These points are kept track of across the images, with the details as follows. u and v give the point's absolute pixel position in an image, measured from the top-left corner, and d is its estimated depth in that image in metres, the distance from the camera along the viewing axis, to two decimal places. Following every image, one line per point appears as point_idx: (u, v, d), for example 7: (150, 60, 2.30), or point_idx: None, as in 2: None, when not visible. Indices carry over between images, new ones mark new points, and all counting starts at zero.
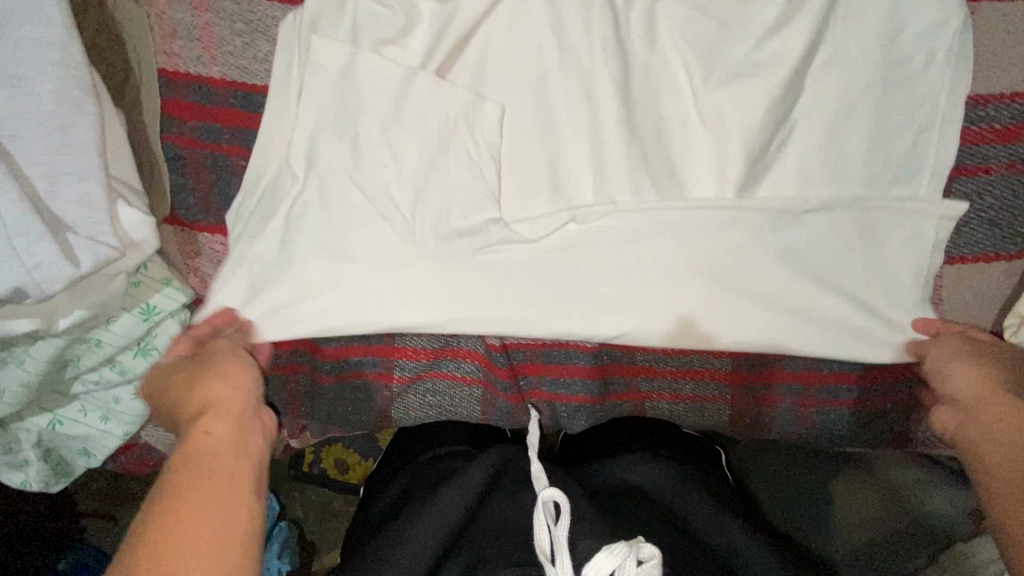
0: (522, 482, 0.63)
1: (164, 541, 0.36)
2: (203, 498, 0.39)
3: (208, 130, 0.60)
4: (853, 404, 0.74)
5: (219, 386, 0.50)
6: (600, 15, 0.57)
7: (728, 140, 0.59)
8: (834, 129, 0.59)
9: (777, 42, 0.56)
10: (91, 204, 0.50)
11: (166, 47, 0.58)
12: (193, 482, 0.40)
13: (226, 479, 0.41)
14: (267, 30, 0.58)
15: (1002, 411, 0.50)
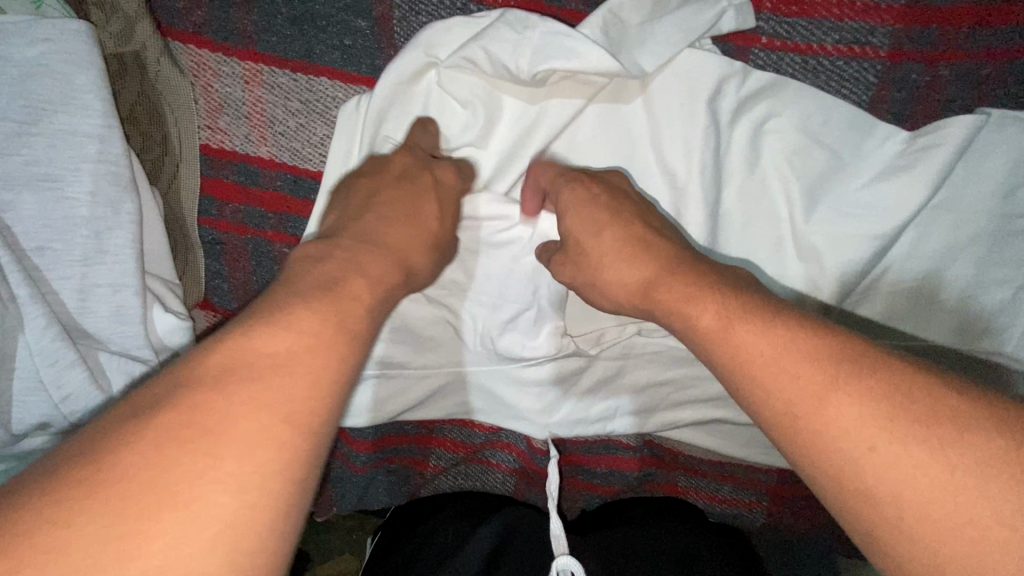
0: (535, 547, 0.58)
1: (157, 490, 0.25)
2: (256, 411, 0.28)
3: (252, 214, 0.54)
4: None
5: (416, 256, 0.44)
6: (699, 125, 0.51)
7: (822, 277, 0.54)
8: (932, 274, 0.54)
9: (894, 183, 0.50)
10: (125, 317, 0.44)
11: (210, 122, 0.52)
12: (254, 376, 0.29)
13: (294, 394, 0.29)
14: (326, 113, 0.51)
15: (776, 336, 0.34)
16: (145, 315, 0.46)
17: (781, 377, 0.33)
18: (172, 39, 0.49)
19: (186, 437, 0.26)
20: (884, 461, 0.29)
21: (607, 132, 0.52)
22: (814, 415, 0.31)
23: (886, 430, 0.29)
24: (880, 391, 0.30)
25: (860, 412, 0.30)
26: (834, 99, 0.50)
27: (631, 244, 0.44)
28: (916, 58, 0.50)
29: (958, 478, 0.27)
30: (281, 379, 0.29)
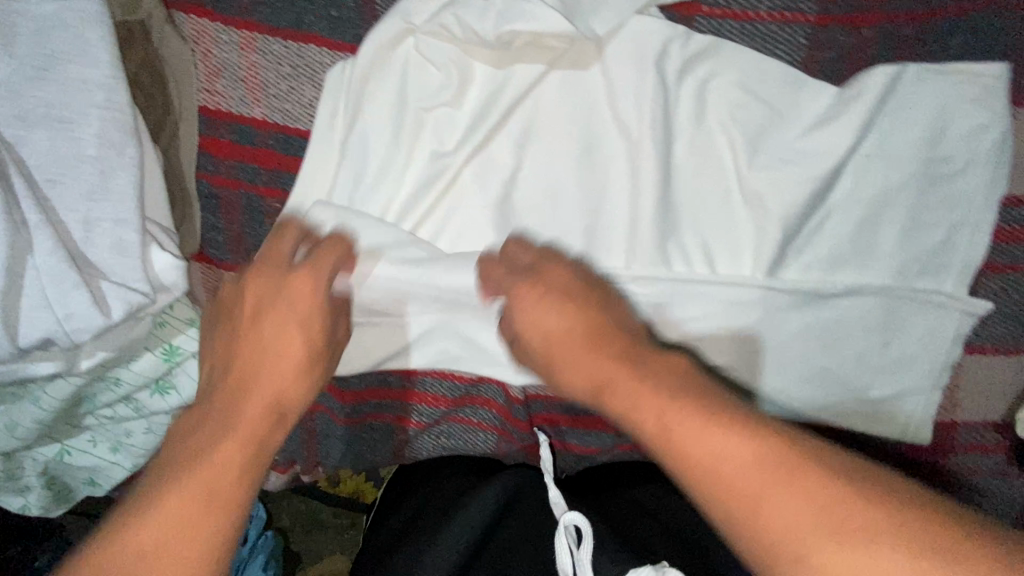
0: (534, 496, 0.65)
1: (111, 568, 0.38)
2: (178, 510, 0.40)
3: (245, 170, 0.59)
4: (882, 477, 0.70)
5: (294, 387, 0.51)
6: (651, 84, 0.57)
7: (769, 222, 0.59)
8: (871, 218, 0.59)
9: (825, 133, 0.56)
10: (125, 250, 0.48)
11: (209, 85, 0.57)
12: (178, 502, 0.40)
13: (227, 481, 0.42)
14: (314, 76, 0.57)
15: (700, 422, 0.41)
16: (143, 251, 0.50)
17: (721, 451, 0.39)
18: (176, 12, 0.55)
19: (132, 558, 0.38)
20: (789, 526, 0.35)
21: (569, 93, 0.58)
22: (757, 514, 0.37)
23: (815, 521, 0.35)
24: (811, 500, 0.36)
25: (793, 519, 0.35)
26: (771, 56, 0.56)
27: (575, 312, 0.53)
28: (843, 21, 0.55)
29: (830, 513, 0.35)
30: (194, 499, 0.41)
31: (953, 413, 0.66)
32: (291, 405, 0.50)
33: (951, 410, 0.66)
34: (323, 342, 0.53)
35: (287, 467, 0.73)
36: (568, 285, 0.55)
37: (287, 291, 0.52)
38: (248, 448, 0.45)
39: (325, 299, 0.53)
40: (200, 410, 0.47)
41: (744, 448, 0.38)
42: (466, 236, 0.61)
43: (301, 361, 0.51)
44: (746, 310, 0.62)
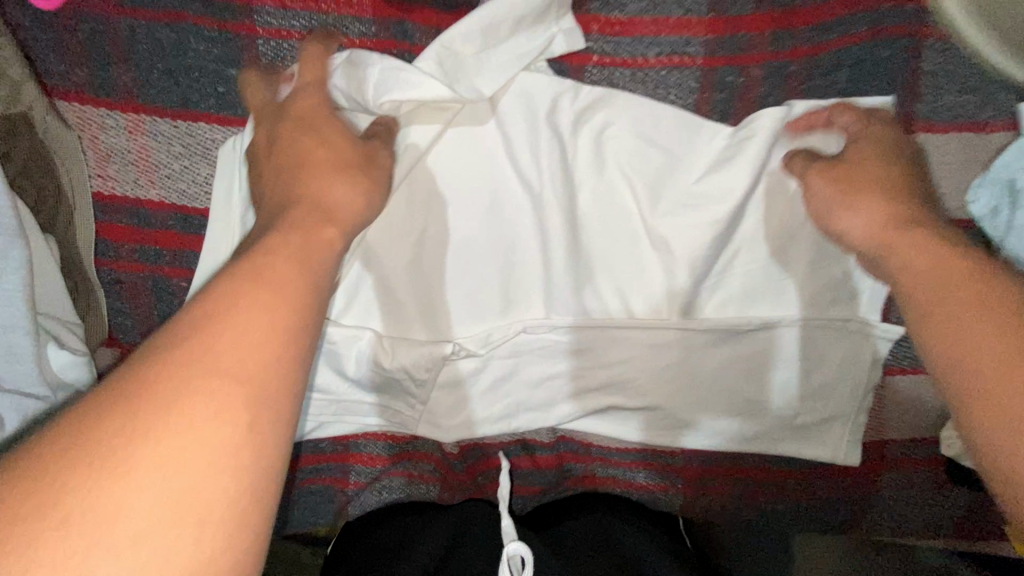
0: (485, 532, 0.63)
1: (105, 467, 0.28)
2: (217, 387, 0.31)
3: (148, 253, 0.58)
4: (813, 493, 0.74)
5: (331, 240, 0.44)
6: (549, 137, 0.57)
7: (676, 265, 0.59)
8: (778, 253, 0.60)
9: (724, 175, 0.56)
10: (18, 356, 0.48)
11: (100, 170, 0.56)
12: (204, 350, 0.32)
13: (230, 395, 0.31)
14: (206, 154, 0.56)
15: (942, 255, 0.45)
16: (39, 353, 0.50)
17: (949, 308, 0.42)
18: (63, 99, 0.55)
19: (150, 430, 0.29)
20: (973, 344, 0.39)
21: (469, 153, 0.58)
22: (977, 339, 0.39)
23: (1008, 358, 0.38)
24: (999, 331, 0.39)
25: (981, 349, 0.39)
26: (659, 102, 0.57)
27: (889, 203, 0.50)
28: (729, 62, 0.56)
29: None
30: (223, 376, 0.32)
31: (880, 432, 0.67)
32: (338, 207, 0.46)
33: (876, 430, 0.68)
34: (364, 163, 0.50)
35: None
36: (873, 154, 0.53)
37: (294, 117, 0.50)
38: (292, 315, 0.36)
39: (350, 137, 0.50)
40: (237, 290, 0.35)
41: (965, 288, 0.42)
42: (383, 300, 0.60)
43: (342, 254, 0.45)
44: (667, 351, 0.62)
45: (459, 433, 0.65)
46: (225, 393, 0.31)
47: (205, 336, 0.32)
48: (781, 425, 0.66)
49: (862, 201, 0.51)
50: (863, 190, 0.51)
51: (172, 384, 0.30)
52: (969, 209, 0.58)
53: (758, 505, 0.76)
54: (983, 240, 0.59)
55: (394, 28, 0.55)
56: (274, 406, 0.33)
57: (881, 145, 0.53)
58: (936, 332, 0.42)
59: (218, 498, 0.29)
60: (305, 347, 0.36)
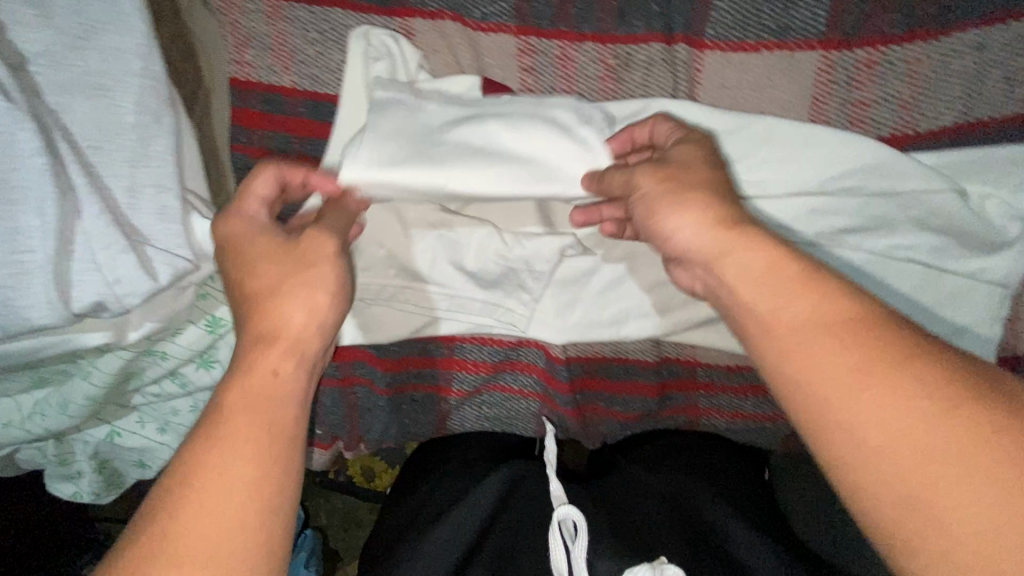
0: (538, 492, 0.60)
1: (192, 513, 0.35)
2: (255, 444, 0.38)
3: (278, 140, 0.58)
4: None
5: (292, 301, 0.44)
6: (690, 18, 0.56)
7: (811, 149, 0.56)
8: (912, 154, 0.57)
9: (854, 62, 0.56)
10: (169, 216, 0.49)
11: (238, 56, 0.56)
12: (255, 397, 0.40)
13: (264, 422, 0.39)
14: (340, 40, 0.56)
15: (750, 264, 0.41)
16: (185, 217, 0.50)
17: (818, 379, 0.36)
18: None
19: (210, 480, 0.36)
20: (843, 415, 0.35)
21: (598, 48, 0.57)
22: (861, 456, 0.35)
23: (913, 446, 0.33)
24: (966, 473, 0.32)
25: (878, 428, 0.34)
26: (773, 54, 0.56)
27: (712, 220, 0.43)
28: None
29: (927, 454, 0.33)
30: (238, 448, 0.38)
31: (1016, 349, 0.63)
32: (303, 335, 0.44)
33: (1014, 344, 0.63)
34: (298, 266, 0.45)
35: (329, 444, 0.70)
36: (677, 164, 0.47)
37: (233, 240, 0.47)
38: (316, 313, 0.44)
39: (284, 243, 0.46)
40: (246, 401, 0.39)
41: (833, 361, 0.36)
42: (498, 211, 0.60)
43: (308, 294, 0.44)
44: None
45: (572, 338, 0.65)
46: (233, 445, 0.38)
47: (216, 448, 0.37)
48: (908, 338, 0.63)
49: (688, 205, 0.44)
50: (684, 190, 0.45)
51: (236, 435, 0.38)
52: None
53: None
54: None
55: None
56: (291, 451, 0.39)
57: (672, 174, 0.47)
58: (785, 388, 0.38)
59: (234, 546, 0.35)
60: (303, 403, 0.42)
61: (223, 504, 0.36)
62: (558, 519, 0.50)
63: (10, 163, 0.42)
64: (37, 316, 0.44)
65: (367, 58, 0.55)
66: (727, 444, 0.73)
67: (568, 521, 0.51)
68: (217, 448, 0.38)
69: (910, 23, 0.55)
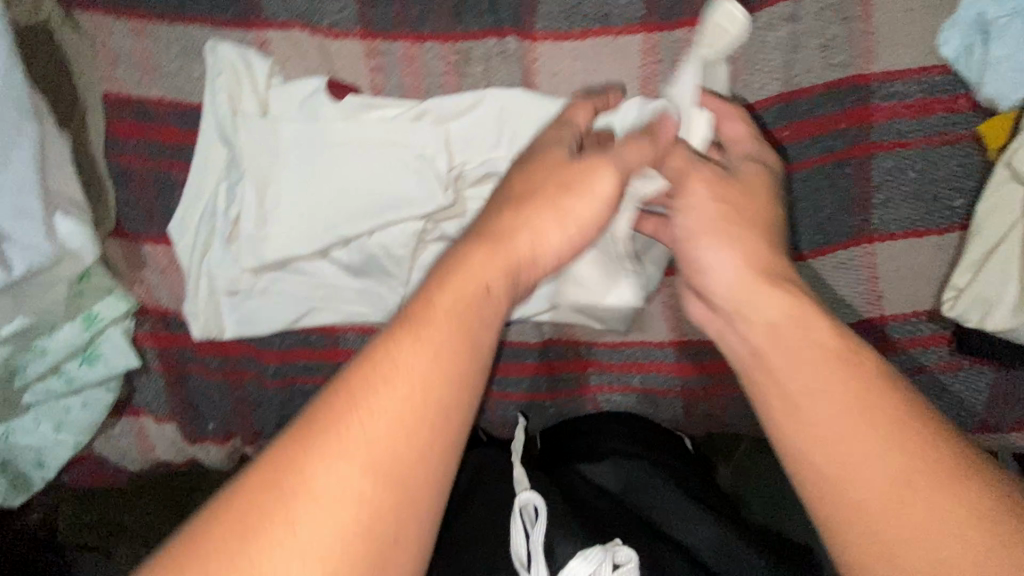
0: (497, 480, 0.61)
1: (368, 396, 0.34)
2: (436, 355, 0.36)
3: (150, 147, 0.63)
4: None
5: (546, 219, 0.45)
6: (517, 12, 0.61)
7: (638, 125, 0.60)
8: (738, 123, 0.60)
9: (674, 41, 0.60)
10: (28, 214, 0.53)
11: (109, 73, 0.62)
12: (450, 312, 0.38)
13: (450, 335, 0.37)
14: (200, 52, 0.61)
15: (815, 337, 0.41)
16: (46, 216, 0.55)
17: (827, 431, 0.38)
18: (72, 9, 0.61)
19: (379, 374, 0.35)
20: (856, 472, 0.36)
21: (439, 45, 0.62)
22: (855, 516, 0.35)
23: (892, 497, 0.34)
24: (900, 517, 0.34)
25: (868, 478, 0.35)
26: (595, 38, 0.60)
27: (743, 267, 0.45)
28: None
29: (894, 495, 0.35)
30: (435, 350, 0.36)
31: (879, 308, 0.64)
32: (533, 253, 0.44)
33: (876, 305, 0.64)
34: (561, 197, 0.46)
35: (225, 439, 0.71)
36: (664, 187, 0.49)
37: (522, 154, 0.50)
38: (552, 231, 0.45)
39: (571, 159, 0.48)
40: (453, 305, 0.38)
41: (857, 423, 0.37)
42: (350, 201, 0.61)
43: (553, 226, 0.45)
44: None
45: None
46: (435, 347, 0.37)
47: (406, 346, 0.36)
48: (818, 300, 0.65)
49: (737, 241, 0.47)
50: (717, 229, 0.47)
51: (430, 336, 0.37)
52: (940, 53, 0.57)
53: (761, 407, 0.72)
54: (961, 84, 0.58)
55: None
56: (468, 387, 0.37)
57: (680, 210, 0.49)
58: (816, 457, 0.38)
59: (411, 458, 0.34)
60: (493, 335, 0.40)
61: (398, 397, 0.35)
62: (520, 506, 0.51)
63: None
64: None
65: (218, 63, 0.60)
66: (638, 419, 0.70)
67: (530, 507, 0.52)
68: (414, 341, 0.36)
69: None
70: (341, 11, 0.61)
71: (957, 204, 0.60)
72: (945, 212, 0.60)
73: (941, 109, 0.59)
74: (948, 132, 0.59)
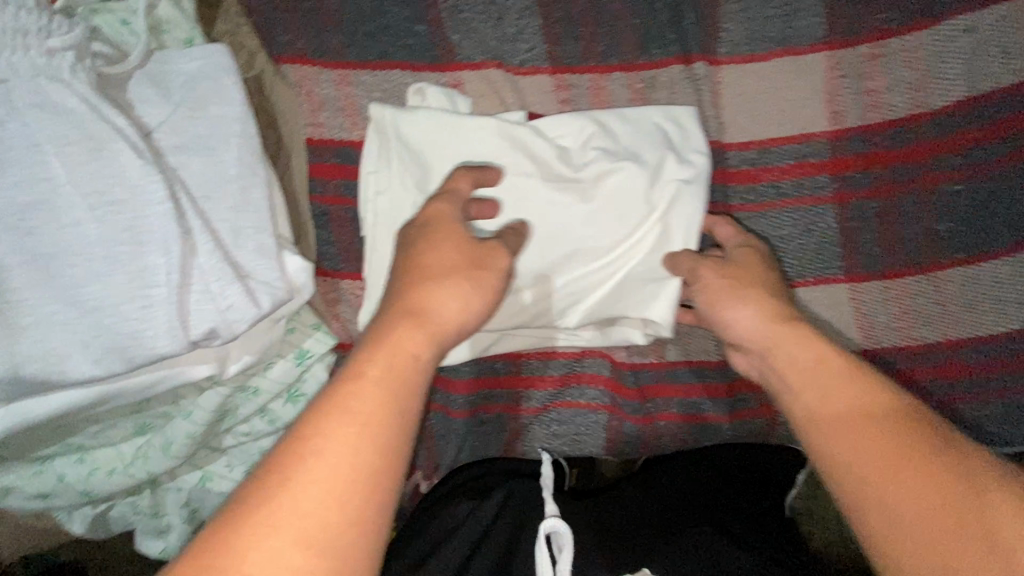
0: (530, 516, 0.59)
1: (307, 456, 0.37)
2: (353, 414, 0.39)
3: (350, 186, 0.66)
4: (999, 394, 0.66)
5: (446, 296, 0.48)
6: (703, 40, 0.64)
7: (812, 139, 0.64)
8: (922, 131, 0.63)
9: (856, 57, 0.63)
10: (266, 252, 0.54)
11: (313, 119, 0.65)
12: (370, 374, 0.41)
13: (379, 401, 0.40)
14: (401, 95, 0.65)
15: (796, 346, 0.49)
16: (279, 254, 0.55)
17: (838, 425, 0.43)
18: (281, 61, 0.64)
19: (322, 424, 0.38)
20: (856, 454, 0.41)
21: (624, 76, 0.65)
22: (876, 493, 0.39)
23: (890, 469, 0.39)
24: (917, 496, 0.38)
25: (873, 461, 0.40)
26: (779, 58, 0.63)
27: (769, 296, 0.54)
28: None
29: (899, 472, 0.39)
30: (345, 414, 0.39)
31: None
32: (444, 326, 0.47)
33: None
34: (473, 267, 0.50)
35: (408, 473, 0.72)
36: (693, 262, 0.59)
37: (425, 219, 0.53)
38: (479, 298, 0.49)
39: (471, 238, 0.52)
40: (378, 369, 0.42)
41: (860, 412, 0.43)
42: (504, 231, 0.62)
43: (466, 300, 0.49)
44: (821, 230, 0.65)
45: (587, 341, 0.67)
46: (359, 414, 0.39)
47: (335, 411, 0.39)
48: (1012, 297, 0.64)
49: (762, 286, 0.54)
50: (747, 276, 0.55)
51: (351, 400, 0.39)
52: None
53: (956, 415, 0.67)
54: None
55: None
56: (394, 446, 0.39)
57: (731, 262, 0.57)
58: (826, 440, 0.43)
59: (338, 548, 0.35)
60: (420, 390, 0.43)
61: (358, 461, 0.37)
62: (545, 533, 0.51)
63: (142, 211, 0.49)
64: (161, 345, 0.50)
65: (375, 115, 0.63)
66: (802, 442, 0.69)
67: (558, 534, 0.52)
68: (345, 405, 0.39)
69: (902, 18, 0.62)
70: (531, 50, 0.65)
71: None
72: None
73: None
74: None
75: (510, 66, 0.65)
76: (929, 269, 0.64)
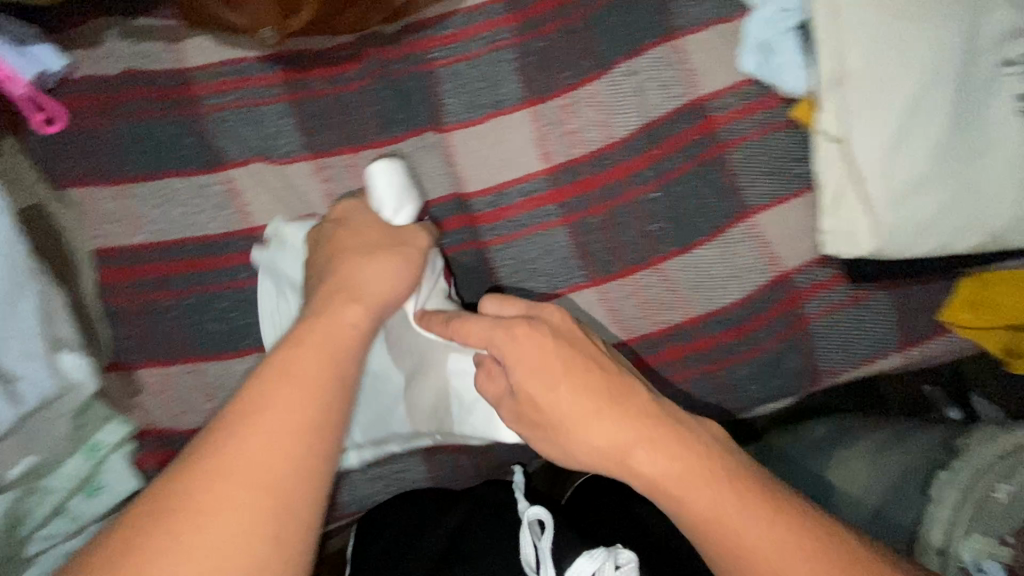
0: (498, 510, 0.67)
1: (249, 417, 0.47)
2: (293, 389, 0.49)
3: (138, 285, 0.72)
4: (749, 353, 0.77)
5: (372, 273, 0.61)
6: (428, 114, 0.77)
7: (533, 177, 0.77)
8: (616, 156, 0.77)
9: (551, 108, 0.77)
10: (32, 356, 0.61)
11: (97, 231, 0.73)
12: (300, 353, 0.52)
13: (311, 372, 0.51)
14: (177, 198, 0.74)
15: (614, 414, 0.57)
16: (49, 356, 0.61)
17: (700, 499, 0.53)
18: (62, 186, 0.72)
19: (259, 398, 0.48)
20: (724, 519, 0.52)
21: (373, 151, 0.77)
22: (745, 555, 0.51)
23: (762, 537, 0.51)
24: (777, 542, 0.51)
25: (739, 525, 0.52)
26: (490, 119, 0.77)
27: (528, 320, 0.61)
28: (534, 35, 0.78)
29: (770, 523, 0.52)
30: (292, 388, 0.49)
31: (779, 267, 0.76)
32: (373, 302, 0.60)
33: (775, 265, 0.76)
34: (392, 245, 0.63)
35: None
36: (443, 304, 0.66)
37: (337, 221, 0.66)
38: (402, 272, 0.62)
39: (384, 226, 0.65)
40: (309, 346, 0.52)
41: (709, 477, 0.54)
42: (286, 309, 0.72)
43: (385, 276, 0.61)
44: (559, 248, 0.77)
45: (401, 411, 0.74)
46: (296, 382, 0.49)
47: (267, 389, 0.48)
48: (727, 273, 0.76)
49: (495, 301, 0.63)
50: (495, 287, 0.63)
51: (295, 372, 0.50)
52: (743, 70, 0.76)
53: (722, 379, 0.78)
54: (766, 88, 0.76)
55: (298, 83, 0.77)
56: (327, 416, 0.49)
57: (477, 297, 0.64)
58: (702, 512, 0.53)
59: (292, 485, 0.45)
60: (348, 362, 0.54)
61: (292, 428, 0.47)
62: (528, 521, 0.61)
63: None
64: None
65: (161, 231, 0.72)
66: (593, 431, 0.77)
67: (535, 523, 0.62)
68: (284, 379, 0.49)
69: (577, 75, 0.77)
70: (289, 144, 0.76)
71: (800, 172, 0.76)
72: (793, 180, 0.76)
73: (762, 108, 0.76)
74: (772, 125, 0.76)
75: (272, 158, 0.76)
76: (655, 263, 0.76)
